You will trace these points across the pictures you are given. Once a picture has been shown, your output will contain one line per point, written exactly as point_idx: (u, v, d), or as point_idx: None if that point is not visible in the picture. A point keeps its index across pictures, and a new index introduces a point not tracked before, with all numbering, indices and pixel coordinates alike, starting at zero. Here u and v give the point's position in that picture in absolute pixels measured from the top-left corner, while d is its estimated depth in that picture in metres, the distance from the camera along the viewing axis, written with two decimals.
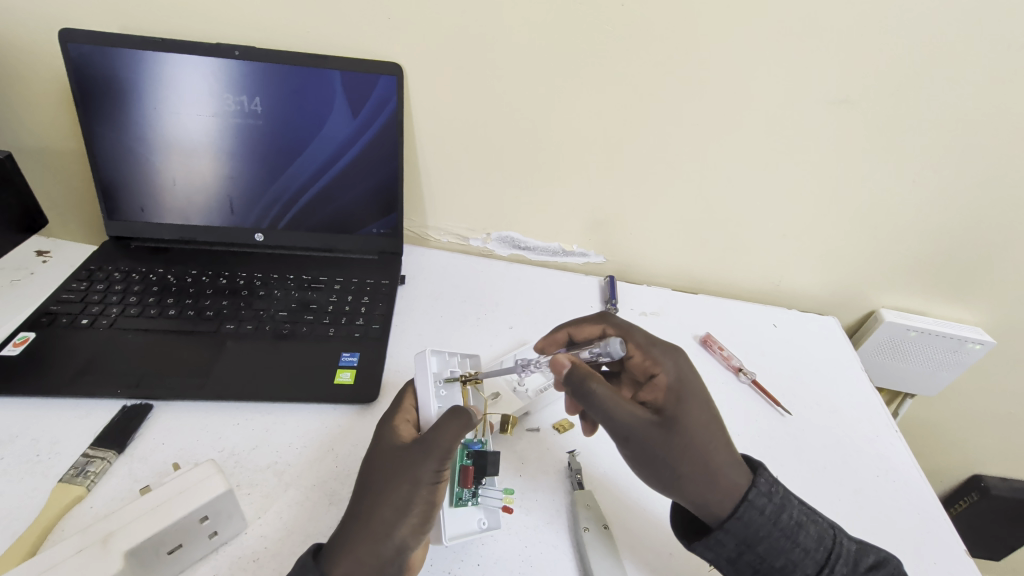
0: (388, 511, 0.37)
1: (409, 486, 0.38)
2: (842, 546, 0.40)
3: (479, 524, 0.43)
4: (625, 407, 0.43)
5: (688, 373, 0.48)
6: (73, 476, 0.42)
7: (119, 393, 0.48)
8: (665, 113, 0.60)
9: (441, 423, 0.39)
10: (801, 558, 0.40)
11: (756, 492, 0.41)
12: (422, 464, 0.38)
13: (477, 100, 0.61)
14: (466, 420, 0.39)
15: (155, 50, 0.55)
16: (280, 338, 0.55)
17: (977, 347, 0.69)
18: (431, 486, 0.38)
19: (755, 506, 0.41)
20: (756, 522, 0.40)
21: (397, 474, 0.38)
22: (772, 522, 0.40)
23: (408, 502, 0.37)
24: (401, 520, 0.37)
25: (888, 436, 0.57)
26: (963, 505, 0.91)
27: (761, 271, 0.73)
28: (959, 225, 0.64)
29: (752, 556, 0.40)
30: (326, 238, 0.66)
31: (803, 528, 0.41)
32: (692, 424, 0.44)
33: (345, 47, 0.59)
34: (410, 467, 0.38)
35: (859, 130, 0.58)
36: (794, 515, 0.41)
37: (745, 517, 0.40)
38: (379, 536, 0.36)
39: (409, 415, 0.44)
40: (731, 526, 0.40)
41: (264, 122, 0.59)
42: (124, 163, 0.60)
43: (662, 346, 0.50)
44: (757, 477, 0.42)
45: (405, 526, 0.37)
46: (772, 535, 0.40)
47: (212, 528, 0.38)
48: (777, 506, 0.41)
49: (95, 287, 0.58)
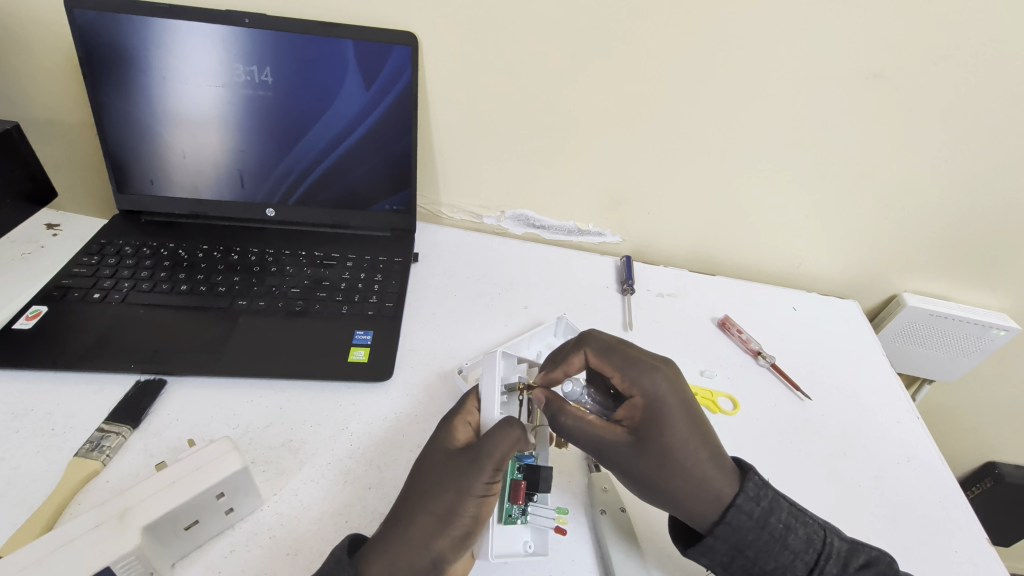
0: (432, 519, 0.37)
1: (455, 494, 0.37)
2: (833, 546, 0.40)
3: (524, 546, 0.41)
4: (600, 428, 0.42)
5: (664, 381, 0.43)
6: (89, 451, 0.41)
7: (132, 368, 0.48)
8: (690, 87, 0.58)
9: (493, 432, 0.39)
10: (790, 560, 0.40)
11: (744, 497, 0.40)
12: (472, 474, 0.38)
13: (494, 72, 0.59)
14: (518, 432, 0.39)
15: (163, 17, 0.53)
16: (293, 315, 0.54)
17: (1001, 333, 0.68)
18: (477, 499, 0.38)
19: (743, 511, 0.40)
20: (744, 527, 0.40)
21: (450, 480, 0.38)
22: (760, 526, 0.40)
23: (451, 512, 0.37)
24: (443, 532, 0.36)
25: (909, 422, 0.56)
26: (975, 492, 0.91)
27: (782, 253, 0.72)
28: (991, 208, 0.62)
29: (744, 560, 0.40)
30: (338, 214, 0.65)
31: (792, 531, 0.40)
32: (680, 433, 0.41)
33: (358, 15, 0.57)
34: (460, 474, 0.38)
35: (892, 107, 0.56)
36: (782, 518, 0.40)
37: (733, 522, 0.40)
38: (418, 540, 0.36)
39: (470, 417, 0.44)
40: (721, 532, 0.40)
41: (274, 94, 0.57)
42: (132, 135, 0.59)
43: (635, 362, 0.44)
44: (745, 481, 0.41)
45: (445, 537, 0.36)
46: (760, 539, 0.40)
47: (229, 505, 0.38)
48: (765, 510, 0.40)
49: (106, 262, 0.57)
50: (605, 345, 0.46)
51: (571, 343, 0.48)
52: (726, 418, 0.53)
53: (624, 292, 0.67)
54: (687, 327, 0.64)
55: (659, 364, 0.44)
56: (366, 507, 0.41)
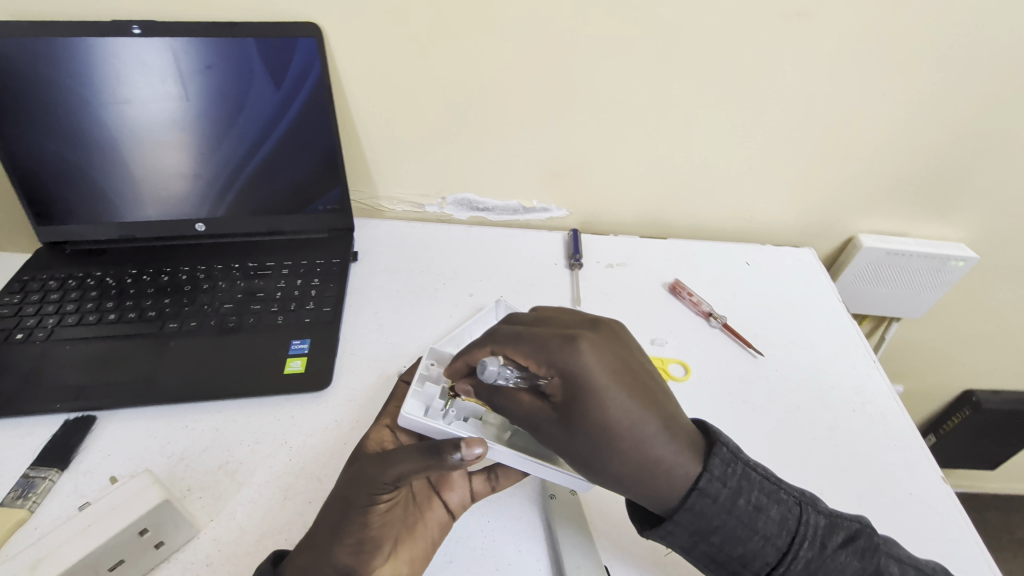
0: (325, 530, 0.36)
1: (342, 504, 0.36)
2: (808, 525, 0.37)
3: None
4: (522, 402, 0.38)
5: (583, 353, 0.36)
6: (14, 499, 0.40)
7: (59, 408, 0.46)
8: (611, 47, 0.55)
9: (402, 453, 0.35)
10: (761, 545, 0.36)
11: (709, 479, 0.36)
12: (365, 488, 0.35)
13: (407, 55, 0.57)
14: (421, 458, 0.34)
15: (46, 35, 0.50)
16: (226, 331, 0.53)
17: (960, 264, 0.67)
18: (359, 510, 0.36)
19: (707, 495, 0.36)
20: (709, 513, 0.36)
21: (344, 489, 0.37)
22: (727, 511, 0.36)
23: (340, 524, 0.36)
24: (335, 542, 0.36)
25: (865, 367, 0.56)
26: (954, 422, 0.92)
27: (732, 209, 0.70)
28: (936, 139, 0.60)
29: (708, 546, 0.36)
30: (270, 220, 0.63)
31: (762, 512, 0.36)
32: (617, 411, 0.35)
33: (255, 11, 0.54)
34: (351, 480, 0.36)
35: (821, 44, 0.54)
36: (752, 499, 0.36)
37: (696, 508, 0.36)
38: (321, 548, 0.36)
39: (387, 421, 0.44)
40: (682, 518, 0.36)
41: (180, 104, 0.55)
42: (38, 164, 0.56)
43: (548, 341, 0.37)
44: (711, 460, 0.36)
45: (344, 547, 0.36)
46: (727, 525, 0.36)
47: (157, 539, 0.37)
48: (732, 492, 0.36)
49: (30, 298, 0.55)
50: (512, 334, 0.38)
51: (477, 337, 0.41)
52: (678, 385, 0.52)
53: (572, 267, 0.65)
54: (638, 296, 0.62)
55: (576, 334, 0.37)
56: (306, 521, 0.41)
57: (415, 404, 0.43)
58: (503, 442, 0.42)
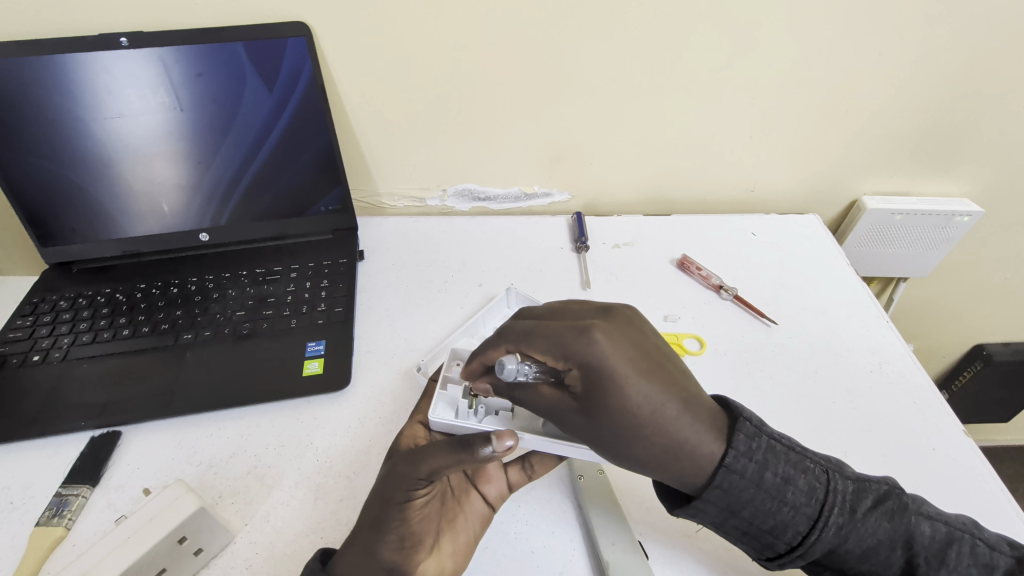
0: (368, 529, 0.37)
1: (380, 502, 0.37)
2: (837, 492, 0.37)
3: None
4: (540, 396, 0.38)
5: (597, 344, 0.35)
6: (50, 518, 0.41)
7: (84, 426, 0.47)
8: (604, 25, 0.55)
9: (432, 447, 0.35)
10: (792, 516, 0.36)
11: (733, 456, 0.36)
12: (402, 485, 0.36)
13: (398, 49, 0.56)
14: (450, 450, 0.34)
15: (36, 54, 0.50)
16: (240, 339, 0.53)
17: (966, 219, 0.68)
18: (398, 507, 0.36)
19: (733, 471, 0.36)
20: (736, 488, 0.36)
21: (380, 487, 0.37)
22: (755, 484, 0.36)
23: (381, 521, 0.36)
24: (378, 539, 0.36)
25: (879, 328, 0.56)
26: (967, 377, 0.92)
27: (734, 180, 0.70)
28: (935, 95, 0.60)
29: (738, 521, 0.37)
30: (274, 224, 0.62)
31: (790, 483, 0.37)
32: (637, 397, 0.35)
33: (242, 14, 0.53)
34: (385, 478, 0.37)
35: (815, 6, 0.53)
36: (778, 471, 0.37)
37: (723, 484, 0.36)
38: (365, 546, 0.37)
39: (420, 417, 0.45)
40: (712, 496, 0.36)
41: (175, 115, 0.54)
42: (38, 186, 0.56)
43: (563, 334, 0.36)
44: (735, 436, 0.37)
45: (388, 544, 0.37)
46: (756, 498, 0.36)
47: (195, 546, 0.37)
48: (758, 465, 0.36)
49: (42, 320, 0.55)
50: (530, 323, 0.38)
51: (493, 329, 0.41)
52: (694, 359, 0.53)
53: (579, 250, 0.65)
54: (647, 274, 0.62)
55: (589, 325, 0.36)
56: (340, 519, 0.41)
57: (443, 408, 0.44)
58: (539, 431, 0.42)
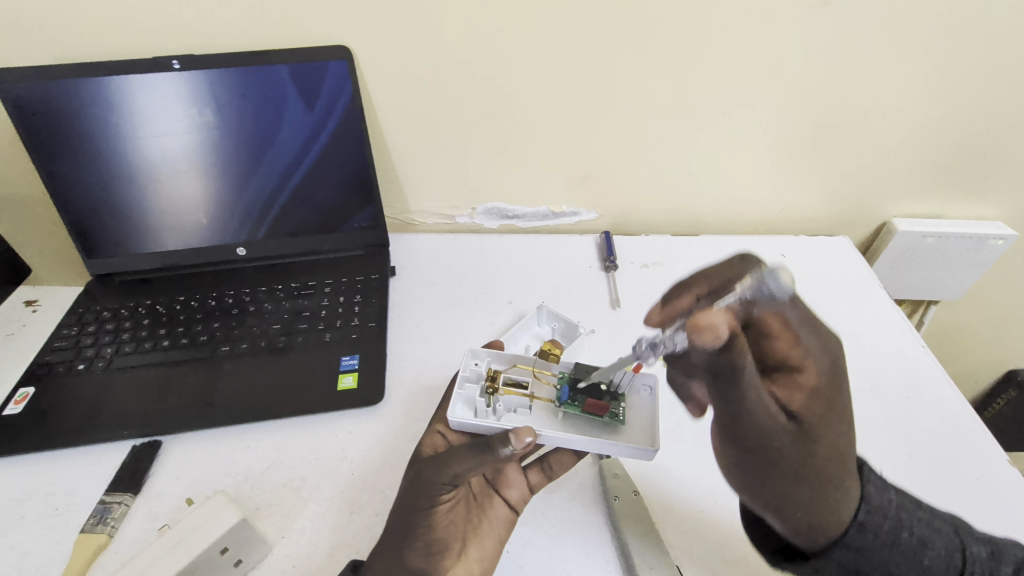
0: (395, 535, 0.39)
1: (407, 509, 0.39)
2: (973, 554, 0.37)
3: (647, 387, 0.44)
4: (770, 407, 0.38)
5: (745, 381, 0.35)
6: (94, 525, 0.42)
7: (126, 435, 0.48)
8: (637, 49, 0.56)
9: (453, 455, 0.38)
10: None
11: (867, 510, 0.37)
12: (425, 491, 0.39)
13: (435, 72, 0.58)
14: (470, 456, 0.38)
15: (94, 76, 0.52)
16: (276, 352, 0.54)
17: (1000, 242, 0.67)
18: (424, 513, 0.39)
19: (867, 530, 0.37)
20: (870, 548, 0.37)
21: (406, 494, 0.40)
22: (889, 544, 0.37)
23: (409, 527, 0.39)
24: (405, 545, 0.39)
25: (914, 353, 0.55)
26: (999, 405, 0.88)
27: (763, 201, 0.70)
28: (967, 118, 0.60)
29: None
30: (308, 240, 0.64)
31: (927, 545, 0.37)
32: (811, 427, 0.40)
33: (287, 38, 0.55)
34: (410, 487, 0.40)
35: (847, 30, 0.54)
36: (914, 533, 0.37)
37: (857, 543, 0.37)
38: (393, 552, 0.39)
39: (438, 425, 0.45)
40: (839, 554, 0.37)
41: (220, 133, 0.56)
42: (88, 200, 0.58)
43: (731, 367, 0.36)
44: (865, 486, 0.38)
45: (415, 550, 0.39)
46: (894, 559, 0.37)
47: (235, 557, 0.38)
48: (893, 524, 0.37)
49: (86, 330, 0.57)
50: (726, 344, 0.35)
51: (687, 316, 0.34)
52: None
53: (607, 268, 0.66)
54: None
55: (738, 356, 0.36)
56: (374, 533, 0.41)
57: (462, 408, 0.44)
58: (558, 426, 0.42)
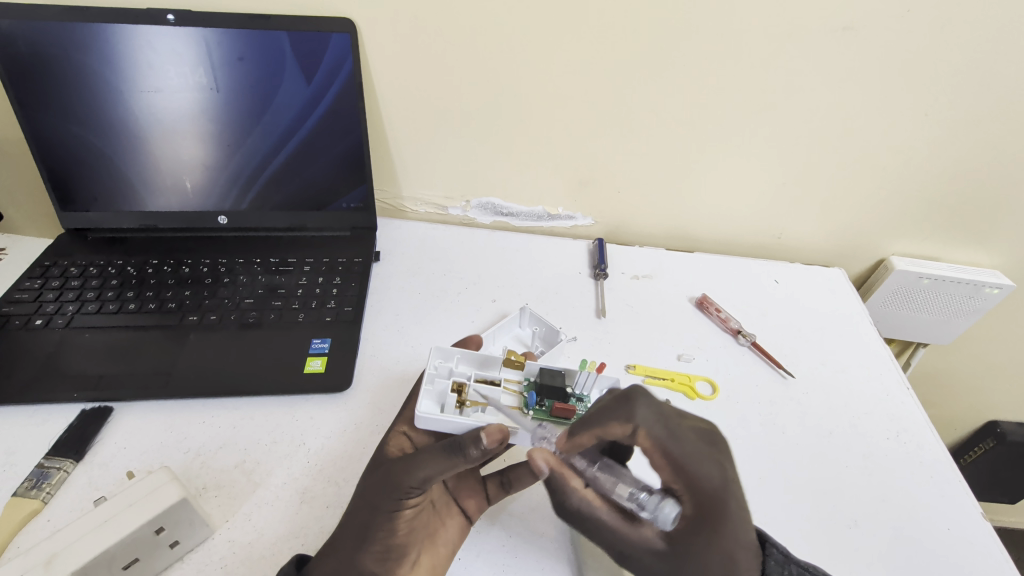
0: (350, 534, 0.37)
1: (367, 510, 0.38)
2: None
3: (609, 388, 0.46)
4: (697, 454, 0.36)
5: (643, 409, 0.35)
6: (28, 490, 0.40)
7: (76, 398, 0.46)
8: (650, 55, 0.54)
9: (418, 458, 0.37)
10: None
11: None
12: (388, 493, 0.37)
13: (441, 57, 0.56)
14: (439, 459, 0.36)
15: (81, 21, 0.50)
16: (245, 327, 0.52)
17: (994, 292, 0.65)
18: (386, 516, 0.37)
19: None
20: None
21: (367, 494, 0.38)
22: None
23: (366, 529, 0.37)
24: (361, 547, 0.37)
25: (899, 395, 0.54)
26: (978, 453, 0.90)
27: (762, 225, 0.69)
28: (975, 164, 0.58)
29: None
30: (293, 216, 0.62)
31: None
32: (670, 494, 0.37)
33: (291, 5, 0.53)
34: (372, 489, 0.38)
35: (865, 60, 0.52)
36: None
37: None
38: (347, 554, 0.37)
39: (405, 426, 0.43)
40: None
41: (211, 96, 0.54)
42: (65, 150, 0.55)
43: (624, 402, 0.36)
44: None
45: (371, 553, 0.37)
46: None
47: (172, 538, 0.36)
48: None
49: (50, 285, 0.55)
50: (650, 406, 0.36)
51: (611, 406, 0.36)
52: (705, 403, 0.51)
53: (596, 276, 0.64)
54: (663, 310, 0.61)
55: (633, 391, 0.36)
56: (323, 527, 0.40)
57: (430, 404, 0.43)
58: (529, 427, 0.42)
